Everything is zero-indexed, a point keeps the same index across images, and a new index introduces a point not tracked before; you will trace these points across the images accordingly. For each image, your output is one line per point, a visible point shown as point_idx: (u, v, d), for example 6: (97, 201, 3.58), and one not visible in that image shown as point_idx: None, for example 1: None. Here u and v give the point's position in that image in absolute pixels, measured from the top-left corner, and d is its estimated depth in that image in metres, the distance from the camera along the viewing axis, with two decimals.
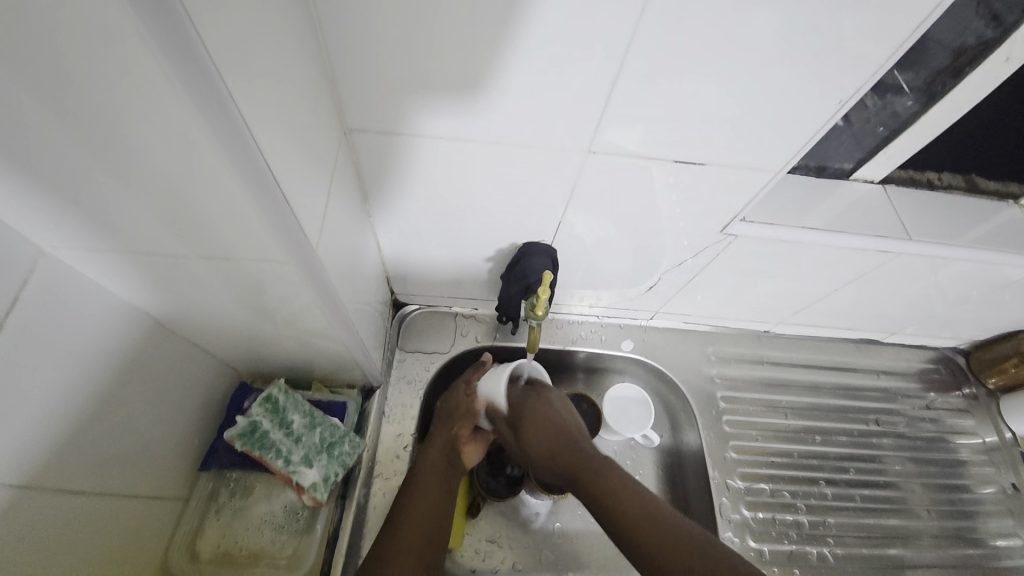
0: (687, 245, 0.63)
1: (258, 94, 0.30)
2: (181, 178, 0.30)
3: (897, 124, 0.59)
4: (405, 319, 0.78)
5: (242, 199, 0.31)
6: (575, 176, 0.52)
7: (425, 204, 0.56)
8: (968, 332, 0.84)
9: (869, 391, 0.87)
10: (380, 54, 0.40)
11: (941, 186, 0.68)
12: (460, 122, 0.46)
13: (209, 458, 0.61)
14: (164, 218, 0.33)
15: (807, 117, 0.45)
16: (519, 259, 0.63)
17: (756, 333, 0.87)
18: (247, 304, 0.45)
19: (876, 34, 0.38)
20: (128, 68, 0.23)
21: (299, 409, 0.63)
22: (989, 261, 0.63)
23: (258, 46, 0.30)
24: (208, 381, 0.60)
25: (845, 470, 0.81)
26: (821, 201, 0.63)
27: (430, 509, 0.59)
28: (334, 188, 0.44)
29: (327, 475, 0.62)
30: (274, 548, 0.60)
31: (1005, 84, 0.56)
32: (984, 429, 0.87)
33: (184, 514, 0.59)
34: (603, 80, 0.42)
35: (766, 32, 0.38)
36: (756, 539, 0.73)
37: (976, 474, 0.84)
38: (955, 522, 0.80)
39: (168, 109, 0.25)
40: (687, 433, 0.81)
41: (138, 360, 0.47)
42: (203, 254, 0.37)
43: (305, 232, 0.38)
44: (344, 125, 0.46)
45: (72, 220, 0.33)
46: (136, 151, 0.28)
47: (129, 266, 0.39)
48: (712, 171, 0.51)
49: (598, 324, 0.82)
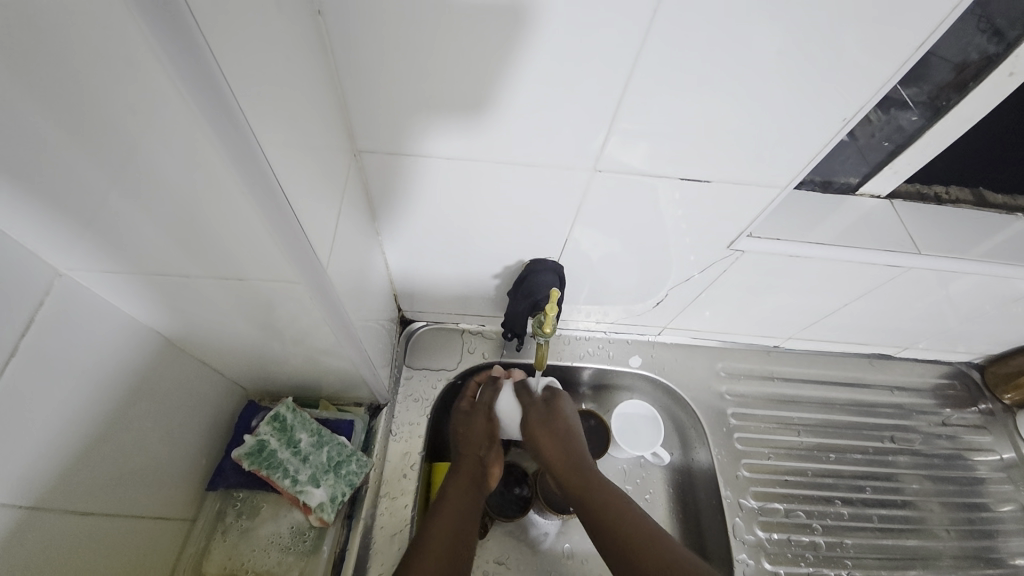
0: (693, 261, 0.62)
1: (270, 115, 0.30)
2: (194, 197, 0.30)
3: (902, 139, 0.60)
4: (412, 336, 0.78)
5: (253, 217, 0.32)
6: (581, 193, 0.53)
7: (432, 221, 0.57)
8: (981, 347, 0.83)
9: (882, 408, 0.86)
10: (389, 76, 0.41)
11: (948, 201, 0.68)
12: (468, 141, 0.47)
13: (216, 478, 0.61)
14: (177, 237, 0.33)
15: (811, 132, 0.45)
16: (526, 276, 0.64)
17: (765, 348, 0.86)
18: (257, 322, 0.46)
19: (882, 48, 0.38)
20: (144, 88, 0.24)
21: (306, 428, 0.63)
22: (1000, 275, 0.62)
23: (271, 68, 0.30)
24: (216, 400, 0.60)
25: (861, 488, 0.79)
26: (828, 216, 0.63)
27: (452, 525, 0.59)
28: (343, 207, 0.45)
29: (334, 494, 0.61)
30: (280, 569, 0.59)
31: (1007, 100, 0.56)
32: (1002, 445, 0.85)
33: (191, 534, 0.59)
34: (609, 98, 0.42)
35: (769, 50, 0.39)
36: (771, 561, 0.71)
37: (996, 493, 0.81)
38: (977, 543, 0.77)
39: (182, 129, 0.26)
40: (698, 450, 0.80)
41: (148, 379, 0.48)
42: (215, 274, 0.38)
43: (314, 251, 0.38)
44: (353, 146, 0.47)
45: (87, 240, 0.34)
46: (151, 170, 0.28)
47: (141, 285, 0.40)
48: (717, 187, 0.51)
49: (606, 340, 0.82)
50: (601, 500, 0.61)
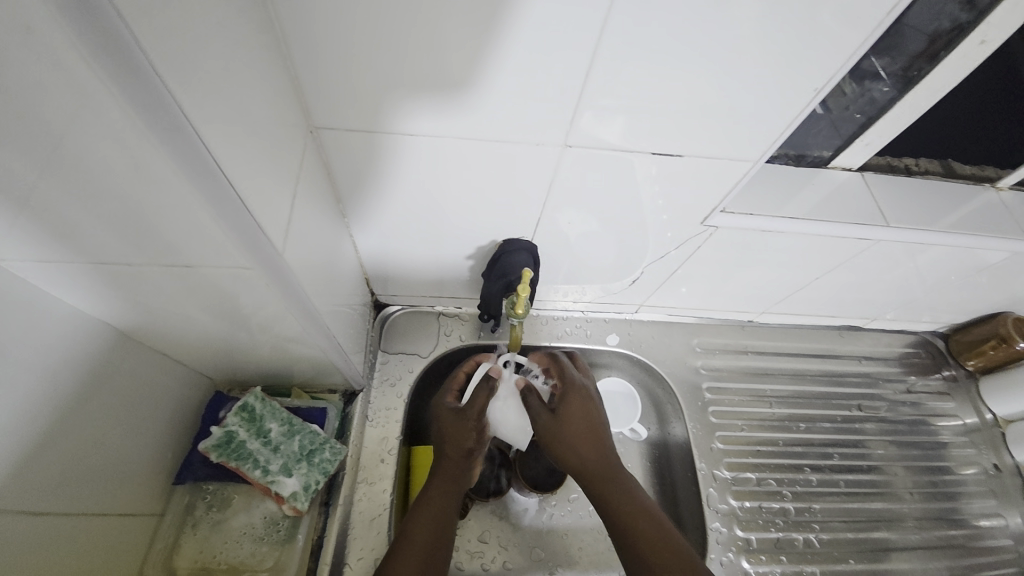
0: (668, 237, 0.62)
1: (207, 95, 0.28)
2: (128, 183, 0.28)
3: (874, 111, 0.60)
4: (386, 320, 0.77)
5: (193, 204, 0.30)
6: (553, 169, 0.51)
7: (404, 202, 0.55)
8: (945, 316, 0.85)
9: (850, 377, 0.88)
10: (347, 47, 0.39)
11: (918, 171, 0.69)
12: (438, 118, 0.45)
13: (184, 471, 0.59)
14: (118, 227, 0.31)
15: (788, 103, 0.44)
16: (498, 257, 0.62)
17: (740, 323, 0.87)
18: (216, 312, 0.44)
19: (855, 15, 0.37)
20: (52, 65, 0.21)
21: (276, 417, 0.63)
22: (966, 245, 0.63)
23: (205, 46, 0.28)
24: (180, 391, 0.58)
25: (830, 456, 0.82)
26: (802, 189, 0.63)
27: (429, 531, 0.55)
28: (300, 190, 0.42)
29: (307, 483, 0.60)
30: (254, 560, 0.58)
31: (999, 49, 0.55)
32: (964, 411, 0.88)
33: (160, 529, 0.57)
34: (576, 72, 0.41)
35: (739, 20, 0.37)
36: (744, 528, 0.73)
37: (957, 456, 0.85)
38: (938, 504, 0.81)
39: (104, 111, 0.24)
40: (674, 425, 0.81)
41: (100, 372, 0.45)
42: (160, 262, 0.35)
43: (268, 237, 0.36)
44: (308, 122, 0.45)
45: (19, 233, 0.31)
46: (73, 156, 0.26)
47: (83, 275, 0.37)
48: (690, 163, 0.51)
49: (583, 318, 0.82)
50: (642, 525, 0.53)
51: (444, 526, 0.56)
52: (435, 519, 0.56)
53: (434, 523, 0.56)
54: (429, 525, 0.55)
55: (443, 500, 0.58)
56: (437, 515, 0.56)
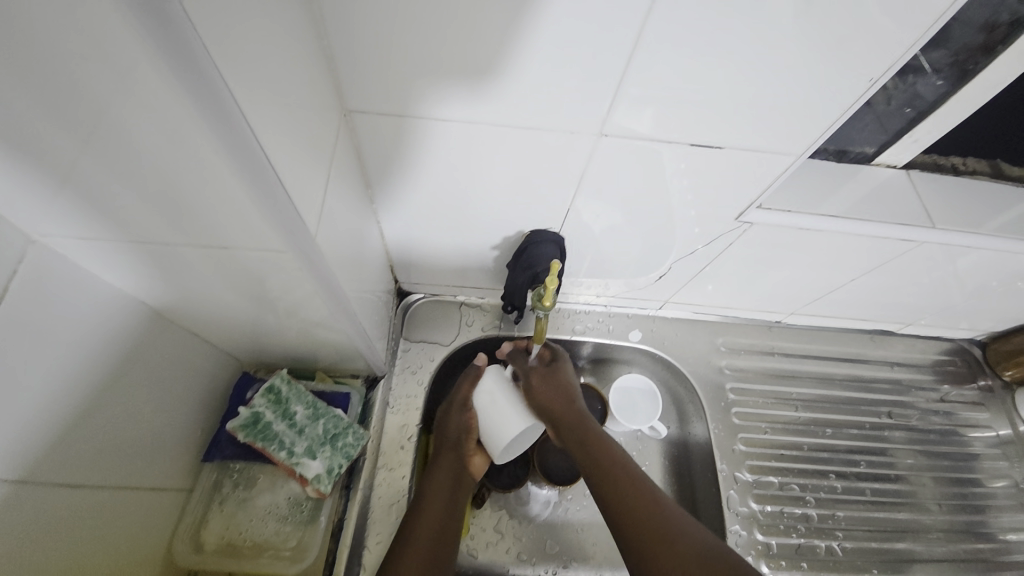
0: (698, 233, 0.61)
1: (251, 73, 0.28)
2: (169, 160, 0.28)
3: (924, 106, 0.57)
4: (409, 308, 0.77)
5: (232, 182, 0.30)
6: (586, 159, 0.50)
7: (432, 188, 0.55)
8: (984, 324, 0.82)
9: (880, 383, 0.85)
10: (382, 31, 0.38)
11: (965, 171, 0.66)
12: (471, 105, 0.44)
13: (212, 449, 0.60)
14: (157, 204, 0.32)
15: (835, 97, 0.42)
16: (526, 247, 0.62)
17: (767, 323, 0.85)
18: (247, 293, 0.44)
19: (905, 9, 0.36)
20: (103, 40, 0.22)
21: (301, 401, 0.63)
22: (1011, 250, 0.60)
23: (250, 20, 0.28)
24: (210, 372, 0.59)
25: (856, 463, 0.80)
26: (841, 187, 0.61)
27: (440, 520, 0.57)
28: (333, 175, 0.42)
29: (331, 467, 0.61)
30: (278, 539, 0.59)
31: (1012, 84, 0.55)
32: (999, 422, 0.85)
33: (189, 503, 0.59)
34: (614, 61, 0.40)
35: (784, 10, 0.36)
36: (764, 532, 0.72)
37: (989, 469, 0.82)
38: (967, 517, 0.78)
39: (150, 86, 0.24)
40: (695, 424, 0.80)
41: (135, 350, 0.46)
42: (195, 241, 0.36)
43: (305, 223, 0.37)
44: (342, 105, 0.45)
45: (62, 207, 0.32)
46: (119, 129, 0.26)
47: (123, 253, 0.38)
48: (730, 155, 0.49)
49: (606, 313, 0.81)
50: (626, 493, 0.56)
51: (450, 513, 0.58)
52: (437, 510, 0.57)
53: (437, 516, 0.57)
54: (435, 516, 0.57)
55: (443, 494, 0.59)
56: (440, 504, 0.58)
